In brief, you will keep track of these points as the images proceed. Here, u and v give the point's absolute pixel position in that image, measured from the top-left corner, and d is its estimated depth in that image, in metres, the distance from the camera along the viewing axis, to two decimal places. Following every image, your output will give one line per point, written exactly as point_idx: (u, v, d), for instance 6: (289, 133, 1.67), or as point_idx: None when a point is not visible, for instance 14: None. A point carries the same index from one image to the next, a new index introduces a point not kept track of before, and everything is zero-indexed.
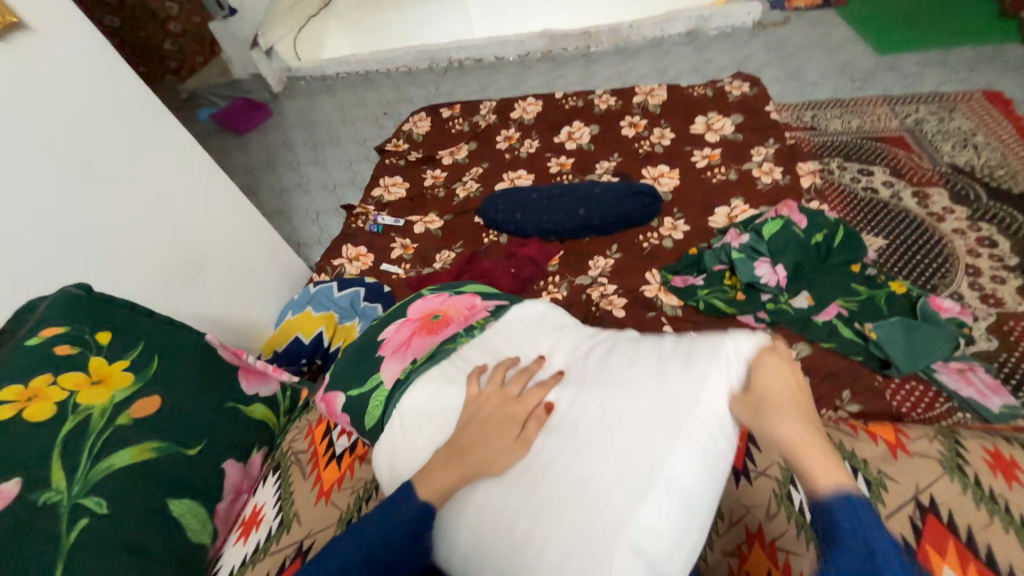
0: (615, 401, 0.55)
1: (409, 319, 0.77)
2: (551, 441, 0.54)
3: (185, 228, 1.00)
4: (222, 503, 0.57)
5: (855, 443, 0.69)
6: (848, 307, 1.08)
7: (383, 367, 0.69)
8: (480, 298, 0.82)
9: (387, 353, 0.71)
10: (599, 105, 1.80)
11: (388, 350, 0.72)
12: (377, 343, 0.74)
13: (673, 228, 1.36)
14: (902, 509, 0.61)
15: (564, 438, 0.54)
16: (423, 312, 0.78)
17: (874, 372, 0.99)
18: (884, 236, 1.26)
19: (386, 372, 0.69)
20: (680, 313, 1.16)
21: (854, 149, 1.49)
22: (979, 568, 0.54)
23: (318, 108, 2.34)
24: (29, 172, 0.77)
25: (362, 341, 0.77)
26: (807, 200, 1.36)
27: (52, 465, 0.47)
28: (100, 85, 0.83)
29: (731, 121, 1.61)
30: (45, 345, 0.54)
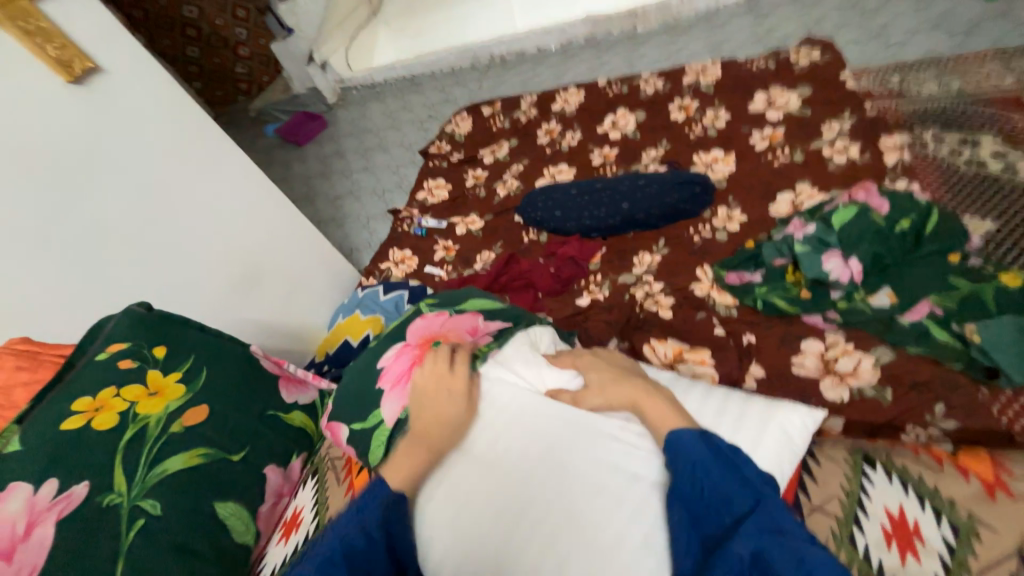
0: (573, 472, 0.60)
1: (408, 346, 0.76)
2: (543, 486, 0.60)
3: (243, 242, 1.08)
4: (264, 506, 0.61)
5: (943, 478, 0.59)
6: (943, 305, 0.92)
7: (383, 403, 0.70)
8: (482, 318, 0.82)
9: (387, 386, 0.71)
10: (645, 90, 1.69)
11: (388, 383, 0.72)
12: (376, 373, 0.74)
13: (728, 219, 1.24)
14: (1005, 563, 0.50)
15: (558, 482, 0.60)
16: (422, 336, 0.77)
17: (977, 383, 0.84)
18: (994, 218, 1.06)
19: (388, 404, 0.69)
20: (735, 313, 1.06)
21: (955, 115, 1.27)
22: None
23: (367, 116, 2.44)
24: (110, 202, 0.88)
25: (359, 366, 0.77)
26: (892, 179, 1.18)
27: (114, 469, 0.53)
28: (164, 117, 0.91)
29: (797, 95, 1.44)
30: (111, 360, 0.60)
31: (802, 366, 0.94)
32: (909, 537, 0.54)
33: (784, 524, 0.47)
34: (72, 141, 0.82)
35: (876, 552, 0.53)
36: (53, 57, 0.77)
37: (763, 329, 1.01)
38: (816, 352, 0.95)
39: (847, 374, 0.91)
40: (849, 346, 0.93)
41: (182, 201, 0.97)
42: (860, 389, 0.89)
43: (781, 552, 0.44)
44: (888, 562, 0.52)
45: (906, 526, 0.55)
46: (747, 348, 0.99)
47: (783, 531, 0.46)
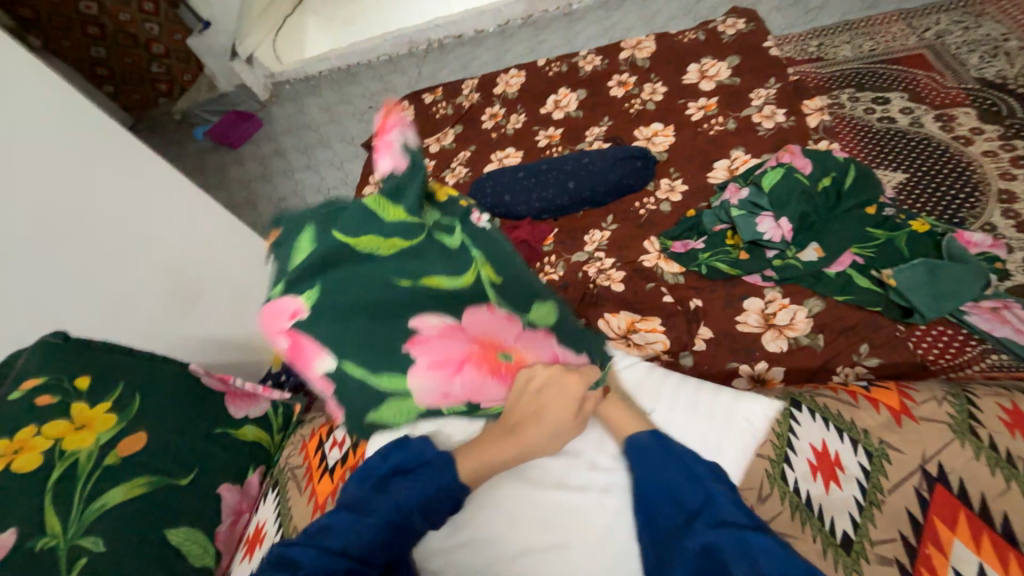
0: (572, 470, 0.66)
1: (469, 334, 0.62)
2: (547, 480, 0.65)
3: (176, 257, 1.02)
4: (222, 525, 0.59)
5: (857, 411, 0.64)
6: (864, 255, 1.00)
7: (413, 376, 0.60)
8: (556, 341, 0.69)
9: (426, 362, 0.60)
10: (584, 67, 1.70)
11: (424, 358, 0.60)
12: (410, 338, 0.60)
13: (670, 190, 1.28)
14: (908, 480, 0.57)
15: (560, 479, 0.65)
16: (487, 332, 0.63)
17: (896, 322, 0.92)
18: (904, 170, 1.15)
19: (417, 384, 0.61)
20: (683, 280, 1.10)
21: (867, 76, 1.35)
22: (994, 540, 0.51)
23: (304, 111, 2.32)
24: (12, 223, 0.79)
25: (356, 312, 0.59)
26: (816, 139, 1.25)
27: (46, 511, 0.49)
28: (66, 127, 0.83)
29: (727, 65, 1.49)
30: (29, 397, 0.56)
31: (745, 323, 1.00)
32: (831, 467, 0.60)
33: (730, 517, 0.52)
34: None
35: (804, 485, 0.60)
36: None
37: (709, 292, 1.06)
38: (758, 310, 1.01)
39: (785, 326, 0.97)
40: (785, 300, 1.00)
41: (100, 218, 0.89)
42: (797, 338, 0.95)
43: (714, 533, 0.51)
44: (814, 493, 0.59)
45: (828, 458, 0.61)
46: (694, 312, 1.04)
47: (725, 522, 0.51)
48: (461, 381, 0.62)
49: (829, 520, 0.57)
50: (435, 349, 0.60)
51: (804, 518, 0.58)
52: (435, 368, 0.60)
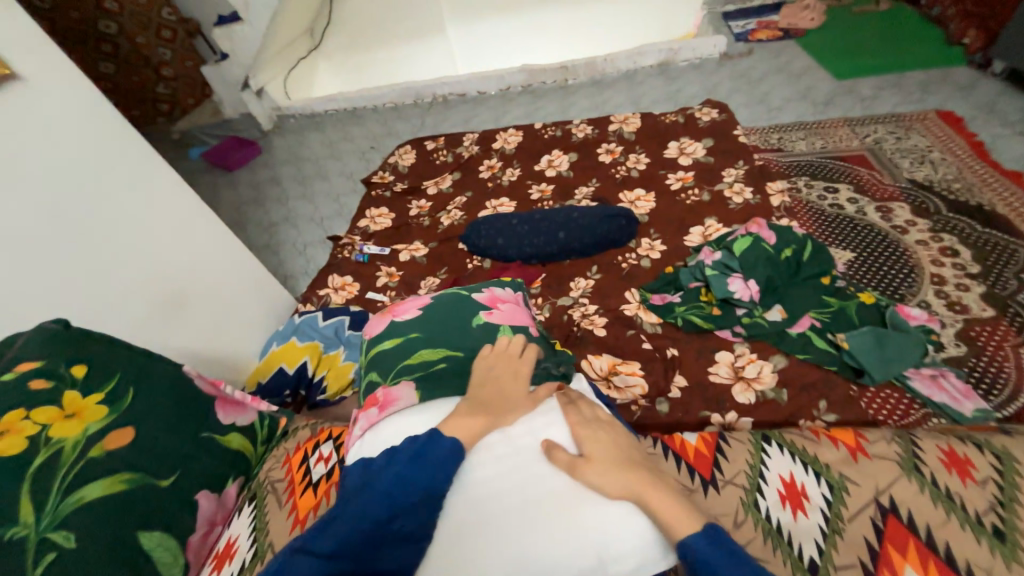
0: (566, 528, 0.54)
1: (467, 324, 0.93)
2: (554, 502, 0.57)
3: (172, 262, 1.02)
4: (194, 536, 0.57)
5: (819, 446, 0.71)
6: (821, 319, 1.10)
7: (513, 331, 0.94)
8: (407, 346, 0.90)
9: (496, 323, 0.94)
10: (576, 134, 1.88)
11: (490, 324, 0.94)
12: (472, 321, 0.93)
13: (651, 248, 1.39)
14: (864, 510, 0.63)
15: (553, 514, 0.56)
16: None
17: (850, 382, 1.01)
18: (851, 249, 1.30)
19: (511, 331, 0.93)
20: (660, 330, 1.18)
21: (820, 168, 1.56)
22: (937, 565, 0.57)
23: (306, 144, 2.41)
24: (20, 211, 0.79)
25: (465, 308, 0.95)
26: (777, 217, 1.41)
27: (20, 500, 0.48)
28: (89, 132, 0.87)
29: (702, 146, 1.68)
30: (20, 379, 0.55)
31: (716, 374, 1.06)
32: (798, 497, 0.66)
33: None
34: None
35: (775, 514, 0.65)
36: None
37: (683, 343, 1.14)
38: (727, 362, 1.08)
39: (753, 379, 1.04)
40: (753, 355, 1.08)
41: (104, 216, 0.90)
42: (763, 391, 1.02)
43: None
44: (784, 521, 0.64)
45: (796, 489, 0.67)
46: (671, 361, 1.10)
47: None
48: (502, 313, 0.87)
49: (798, 546, 0.61)
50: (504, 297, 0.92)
51: (775, 543, 0.62)
52: (488, 301, 0.89)
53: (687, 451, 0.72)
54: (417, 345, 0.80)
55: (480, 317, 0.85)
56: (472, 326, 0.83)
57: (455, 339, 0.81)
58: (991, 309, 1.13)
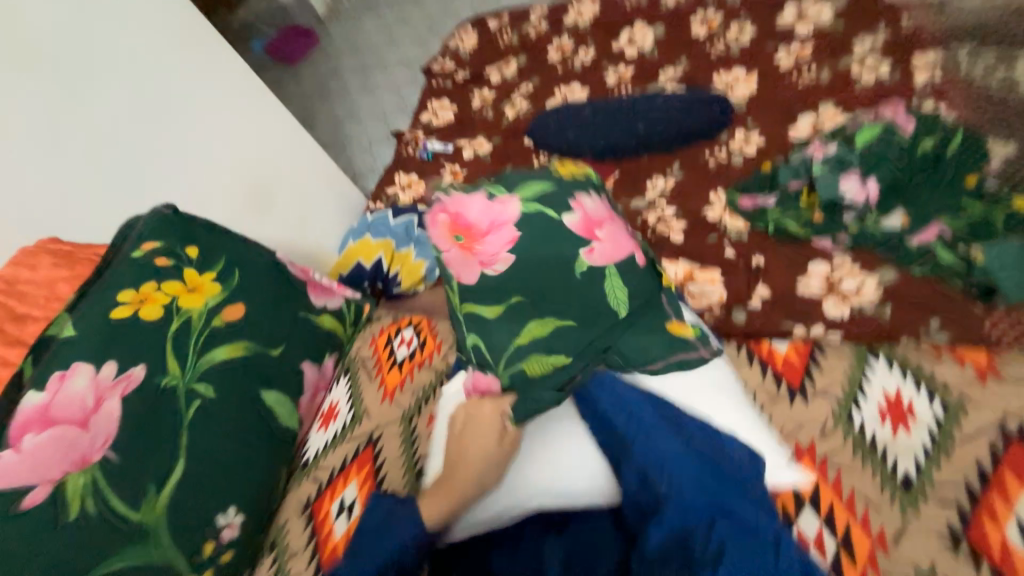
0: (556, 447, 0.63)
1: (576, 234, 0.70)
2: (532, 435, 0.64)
3: (251, 156, 1.05)
4: (304, 398, 0.66)
5: (939, 366, 0.67)
6: (953, 228, 0.93)
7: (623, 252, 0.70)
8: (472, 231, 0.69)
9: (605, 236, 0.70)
10: (666, 1, 1.56)
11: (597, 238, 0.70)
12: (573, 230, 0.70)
13: (745, 142, 1.20)
14: (983, 433, 0.61)
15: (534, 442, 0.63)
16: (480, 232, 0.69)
17: (975, 301, 0.87)
18: (1018, 142, 1.03)
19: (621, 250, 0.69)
20: (746, 237, 1.06)
21: (995, 31, 1.19)
22: None
23: (362, 30, 2.25)
24: (115, 107, 0.86)
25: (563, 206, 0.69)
26: (920, 100, 1.13)
27: (167, 356, 0.56)
28: (159, 22, 0.90)
29: (830, 8, 1.34)
30: (148, 256, 0.61)
31: (807, 287, 0.96)
32: (902, 414, 0.65)
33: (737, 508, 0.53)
34: (63, 38, 0.80)
35: (871, 428, 0.64)
36: None
37: (773, 251, 1.02)
38: (823, 274, 0.97)
39: (851, 294, 0.93)
40: (856, 267, 0.95)
41: (184, 109, 0.94)
42: (861, 307, 0.91)
43: (656, 450, 0.58)
44: (881, 435, 0.64)
45: (901, 406, 0.65)
46: (756, 270, 1.01)
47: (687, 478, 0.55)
48: (603, 246, 0.65)
49: (893, 461, 0.62)
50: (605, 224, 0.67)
51: (861, 454, 0.63)
52: (584, 229, 0.66)
53: (775, 358, 0.72)
54: (511, 297, 0.64)
55: (581, 259, 0.64)
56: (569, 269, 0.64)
57: (552, 298, 0.64)
58: None
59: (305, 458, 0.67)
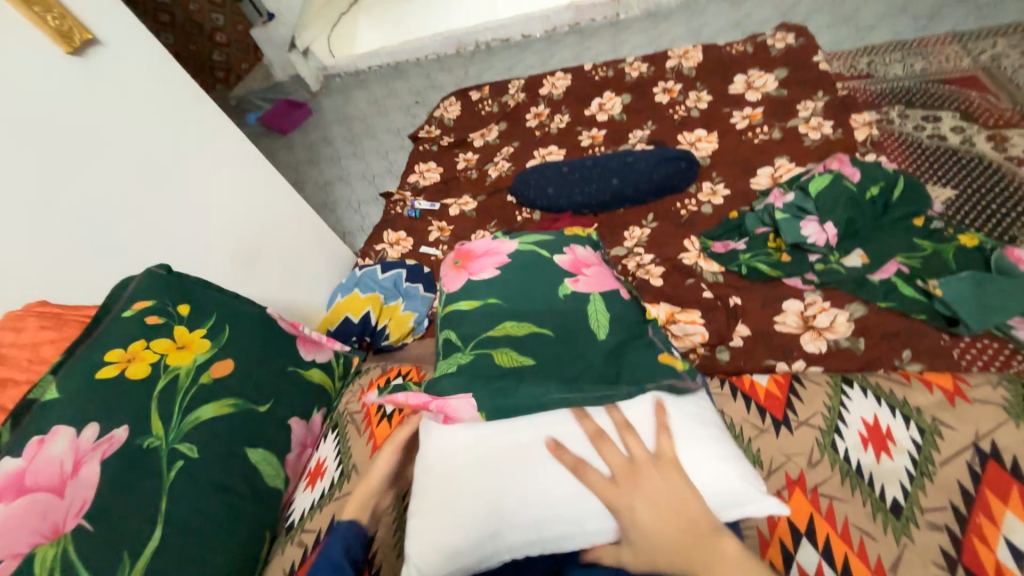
0: (542, 493, 0.56)
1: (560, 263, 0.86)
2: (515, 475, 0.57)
3: (243, 218, 1.08)
4: (291, 455, 0.65)
5: (910, 391, 0.71)
6: (910, 264, 1.00)
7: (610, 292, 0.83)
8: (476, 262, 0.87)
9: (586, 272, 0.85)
10: (630, 74, 1.74)
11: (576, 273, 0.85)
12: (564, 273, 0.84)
13: (712, 193, 1.30)
14: (960, 455, 0.63)
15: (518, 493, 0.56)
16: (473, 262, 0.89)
17: (940, 331, 0.92)
18: (953, 186, 1.14)
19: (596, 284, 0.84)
20: (722, 279, 1.12)
21: (918, 94, 1.35)
22: None
23: (352, 103, 2.42)
24: (112, 175, 0.87)
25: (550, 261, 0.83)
26: (862, 153, 1.26)
27: (152, 414, 0.55)
28: (165, 95, 0.93)
29: (774, 77, 1.51)
30: (138, 315, 0.62)
31: (783, 324, 1.01)
32: (883, 440, 0.66)
33: None
34: (71, 113, 0.81)
35: (855, 455, 0.66)
36: (53, 26, 0.76)
37: (748, 292, 1.07)
38: (797, 311, 1.01)
39: (825, 329, 0.97)
40: (826, 304, 1.00)
41: (182, 174, 0.97)
42: (837, 341, 0.95)
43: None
44: (865, 461, 0.65)
45: (880, 432, 0.67)
46: (733, 310, 1.05)
47: None
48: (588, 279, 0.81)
49: (881, 487, 0.63)
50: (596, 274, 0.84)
51: (851, 483, 0.64)
52: (573, 266, 0.82)
53: (757, 392, 0.75)
54: (501, 344, 0.71)
55: (568, 285, 0.79)
56: (560, 295, 0.77)
57: (544, 345, 0.70)
58: None
59: (289, 522, 0.63)
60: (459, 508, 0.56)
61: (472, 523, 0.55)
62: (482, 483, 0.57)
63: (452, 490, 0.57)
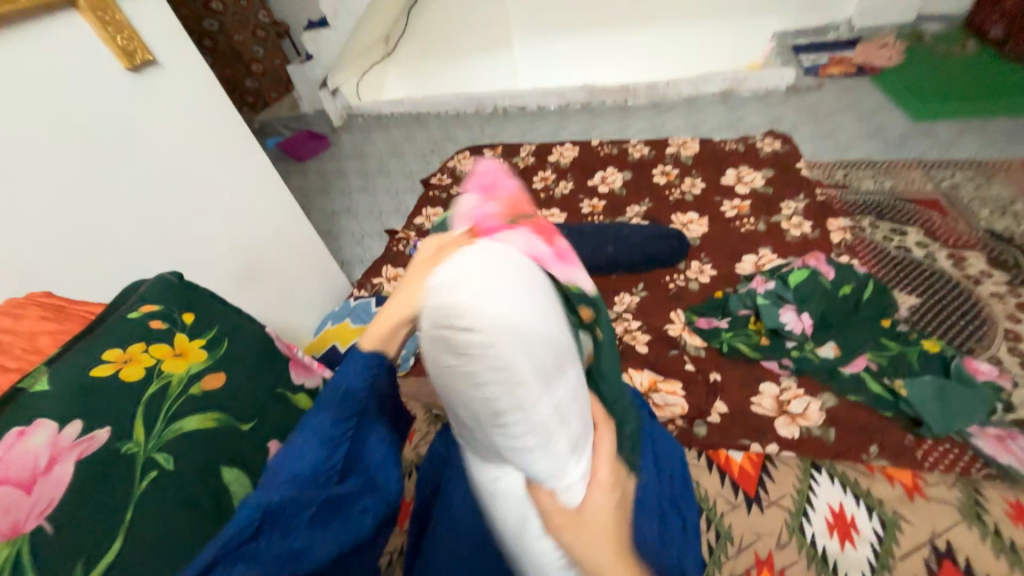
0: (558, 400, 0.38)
1: None
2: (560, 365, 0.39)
3: (252, 236, 1.11)
4: (264, 479, 0.61)
5: (874, 482, 0.73)
6: (878, 361, 1.06)
7: None
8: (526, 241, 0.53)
9: None
10: (632, 154, 1.90)
11: None
12: None
13: (700, 272, 1.38)
14: (918, 550, 0.66)
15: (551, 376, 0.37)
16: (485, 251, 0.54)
17: (905, 431, 0.96)
18: (917, 295, 1.24)
19: None
20: (704, 354, 1.16)
21: (887, 209, 1.50)
22: None
23: (371, 142, 2.55)
24: (139, 179, 0.90)
25: None
26: (837, 254, 1.37)
27: (136, 419, 0.55)
28: (207, 116, 0.99)
29: (761, 176, 1.66)
30: (143, 318, 0.64)
31: (759, 405, 1.04)
32: (847, 528, 0.69)
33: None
34: (117, 120, 0.86)
35: (821, 540, 0.68)
36: (119, 45, 0.83)
37: (727, 370, 1.12)
38: (772, 395, 1.05)
39: (798, 415, 1.01)
40: (800, 390, 1.05)
41: (205, 187, 1.00)
42: (809, 428, 0.99)
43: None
44: (831, 549, 0.68)
45: (845, 519, 0.70)
46: (713, 385, 1.09)
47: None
48: None
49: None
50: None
51: (817, 568, 0.66)
52: None
53: (732, 467, 0.77)
54: None
55: None
56: None
57: None
58: None
59: None
60: (514, 306, 0.36)
61: (499, 337, 0.35)
62: (530, 337, 0.36)
63: (507, 302, 0.36)
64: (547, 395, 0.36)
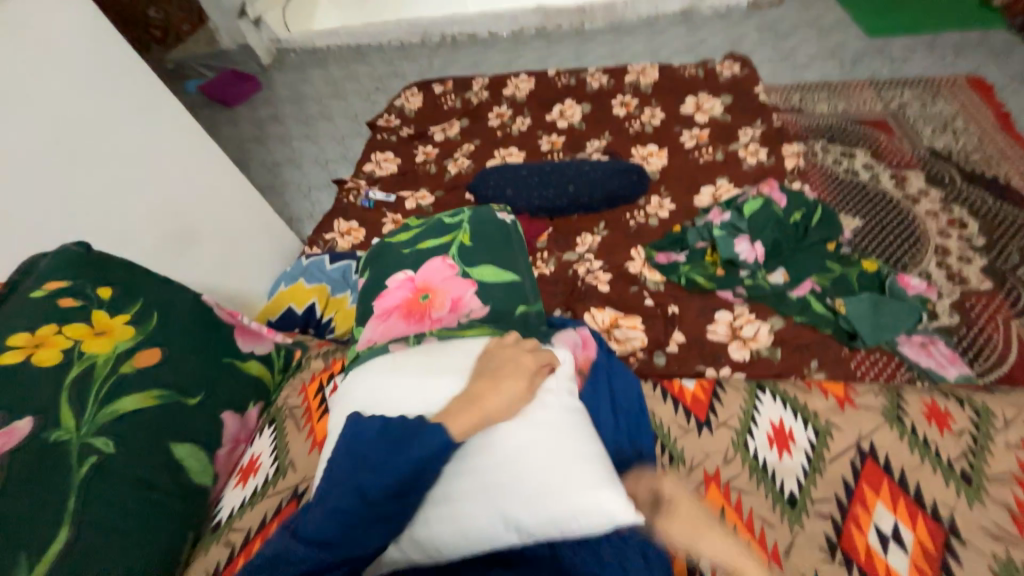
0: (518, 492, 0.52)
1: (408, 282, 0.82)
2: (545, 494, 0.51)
3: (178, 196, 1.01)
4: (221, 450, 0.64)
5: (810, 396, 0.79)
6: (822, 284, 1.12)
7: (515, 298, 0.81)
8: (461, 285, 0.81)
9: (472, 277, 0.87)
10: (591, 84, 1.80)
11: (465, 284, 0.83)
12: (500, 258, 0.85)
13: (660, 207, 1.38)
14: (846, 453, 0.73)
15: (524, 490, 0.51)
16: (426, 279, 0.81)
17: (843, 345, 1.04)
18: (861, 217, 1.30)
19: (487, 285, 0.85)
20: (662, 289, 1.19)
21: (839, 132, 1.51)
22: (904, 499, 0.68)
23: (307, 81, 2.30)
24: (24, 138, 0.79)
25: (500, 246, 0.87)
26: (790, 180, 1.39)
27: (62, 404, 0.53)
28: (93, 57, 0.86)
29: (720, 103, 1.62)
30: (53, 297, 0.59)
31: (714, 333, 1.09)
32: (785, 440, 0.75)
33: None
34: None
35: (762, 453, 0.74)
36: None
37: (684, 302, 1.16)
38: (726, 321, 1.10)
39: (749, 339, 1.07)
40: (751, 316, 1.10)
41: (109, 143, 0.89)
42: (758, 350, 1.05)
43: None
44: (770, 459, 0.73)
45: (784, 433, 0.76)
46: (671, 317, 1.13)
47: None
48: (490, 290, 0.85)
49: (781, 482, 0.71)
50: (594, 360, 0.78)
51: (758, 478, 0.72)
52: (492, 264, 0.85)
53: (685, 396, 0.81)
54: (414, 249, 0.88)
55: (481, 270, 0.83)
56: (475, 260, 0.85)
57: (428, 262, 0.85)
58: (989, 282, 1.15)
59: (216, 519, 0.61)
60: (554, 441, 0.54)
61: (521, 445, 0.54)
62: (540, 465, 0.52)
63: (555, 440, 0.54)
64: (524, 489, 0.51)
